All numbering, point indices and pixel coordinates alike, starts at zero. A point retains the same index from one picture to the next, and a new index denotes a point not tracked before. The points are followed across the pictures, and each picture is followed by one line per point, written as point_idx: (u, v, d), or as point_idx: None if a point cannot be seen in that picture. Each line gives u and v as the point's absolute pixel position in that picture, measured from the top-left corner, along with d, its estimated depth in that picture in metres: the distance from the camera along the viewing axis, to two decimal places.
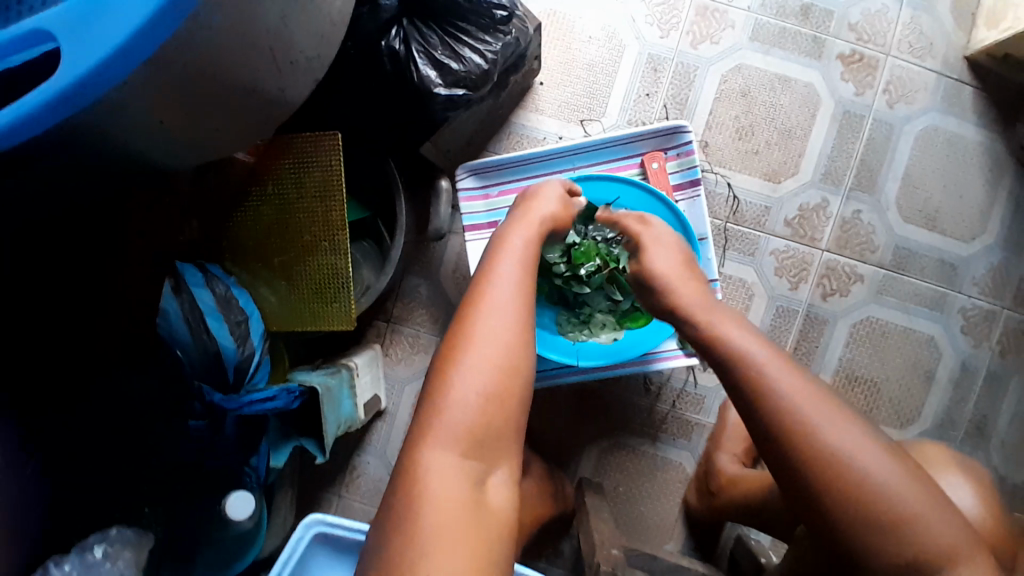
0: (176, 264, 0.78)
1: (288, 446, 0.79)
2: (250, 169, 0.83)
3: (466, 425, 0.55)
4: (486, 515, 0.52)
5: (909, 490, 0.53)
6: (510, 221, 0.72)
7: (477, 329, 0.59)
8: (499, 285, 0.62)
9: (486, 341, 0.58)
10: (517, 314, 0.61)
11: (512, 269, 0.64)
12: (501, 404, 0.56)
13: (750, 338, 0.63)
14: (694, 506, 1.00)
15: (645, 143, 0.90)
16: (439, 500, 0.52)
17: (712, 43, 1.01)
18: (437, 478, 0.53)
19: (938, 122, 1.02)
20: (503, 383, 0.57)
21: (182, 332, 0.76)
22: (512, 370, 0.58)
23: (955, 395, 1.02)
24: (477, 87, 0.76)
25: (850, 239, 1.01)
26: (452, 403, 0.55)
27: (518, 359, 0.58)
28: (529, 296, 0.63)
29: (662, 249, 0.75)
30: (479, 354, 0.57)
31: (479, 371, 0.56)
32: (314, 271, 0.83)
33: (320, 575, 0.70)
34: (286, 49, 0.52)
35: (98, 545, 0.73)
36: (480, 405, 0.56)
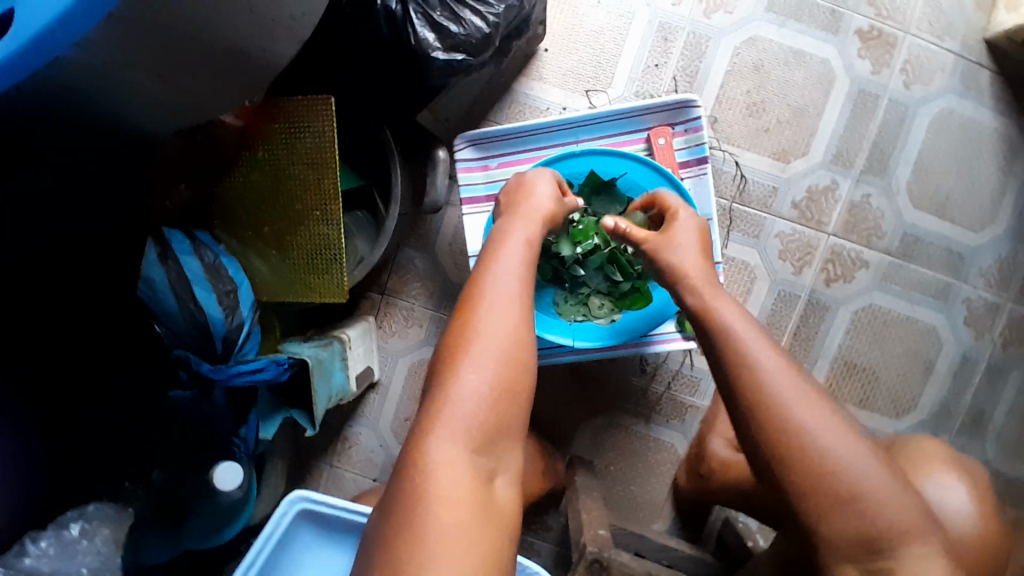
0: (163, 229, 0.76)
1: (277, 418, 0.78)
2: (239, 133, 0.78)
3: (473, 420, 0.54)
4: (492, 512, 0.52)
5: (891, 497, 0.52)
6: (514, 214, 0.71)
7: (482, 324, 0.58)
8: (501, 279, 0.61)
9: (489, 338, 0.57)
10: (520, 308, 0.60)
11: (512, 263, 0.63)
12: (507, 399, 0.56)
13: (753, 334, 0.60)
14: (683, 484, 1.00)
15: (652, 117, 0.86)
16: (448, 496, 0.51)
17: (726, 14, 0.96)
18: (445, 474, 0.52)
19: (955, 105, 0.98)
20: (508, 378, 0.56)
21: (168, 301, 0.74)
22: (517, 364, 0.57)
23: (953, 386, 1.01)
24: (478, 53, 0.72)
25: (858, 224, 0.99)
26: (457, 401, 0.54)
27: (522, 353, 0.57)
28: (532, 291, 0.62)
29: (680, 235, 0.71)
30: (482, 350, 0.56)
31: (484, 367, 0.55)
32: (306, 241, 0.80)
33: (303, 550, 0.69)
34: (270, 6, 0.51)
35: (75, 522, 0.72)
36: (485, 400, 0.55)
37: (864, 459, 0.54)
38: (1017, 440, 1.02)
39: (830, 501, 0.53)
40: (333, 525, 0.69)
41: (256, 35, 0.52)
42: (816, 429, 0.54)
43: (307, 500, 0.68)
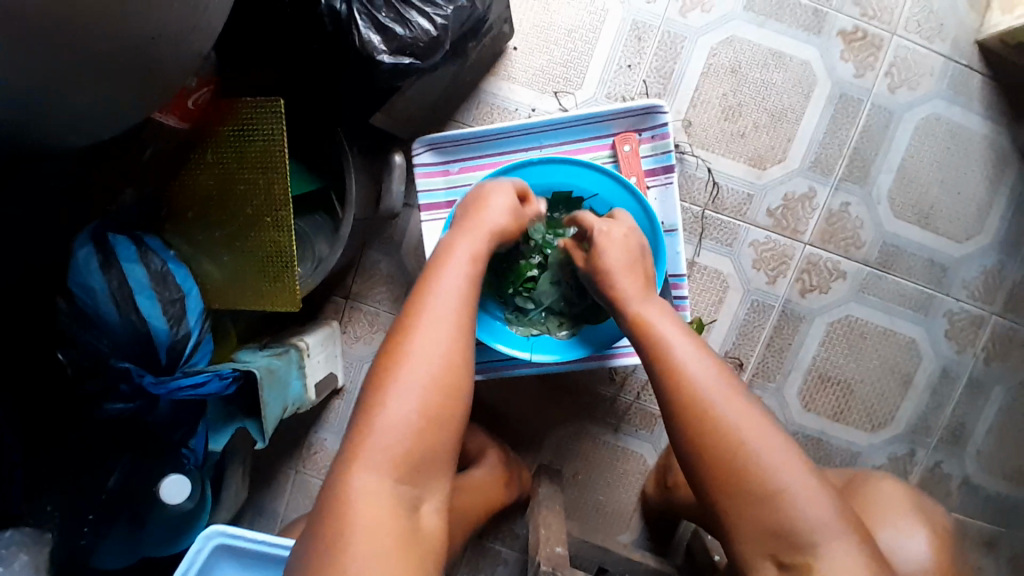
0: (108, 235, 0.74)
1: (229, 428, 0.76)
2: (185, 135, 0.77)
3: (398, 448, 0.52)
4: (417, 541, 0.51)
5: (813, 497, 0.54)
6: (457, 227, 0.68)
7: (413, 346, 0.56)
8: (440, 298, 0.59)
9: (420, 359, 0.55)
10: (456, 331, 0.57)
11: (453, 282, 0.60)
12: (438, 426, 0.54)
13: (693, 353, 0.61)
14: (651, 496, 0.98)
15: (619, 122, 0.83)
16: (370, 532, 0.49)
17: (703, 12, 0.92)
18: (366, 508, 0.50)
19: (942, 110, 0.94)
20: (439, 403, 0.54)
21: (108, 310, 0.72)
22: (451, 385, 0.55)
23: (932, 400, 0.98)
24: (426, 56, 0.68)
25: (836, 233, 0.95)
26: (382, 425, 0.52)
27: (456, 371, 0.56)
28: (471, 311, 0.60)
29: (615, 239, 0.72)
30: (413, 372, 0.54)
31: (414, 391, 0.54)
32: (256, 248, 0.77)
33: None
34: None
35: None
36: (414, 425, 0.53)
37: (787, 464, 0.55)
38: (998, 456, 0.99)
39: (756, 497, 0.55)
40: (258, 560, 0.68)
41: None
42: None
43: (224, 534, 0.66)
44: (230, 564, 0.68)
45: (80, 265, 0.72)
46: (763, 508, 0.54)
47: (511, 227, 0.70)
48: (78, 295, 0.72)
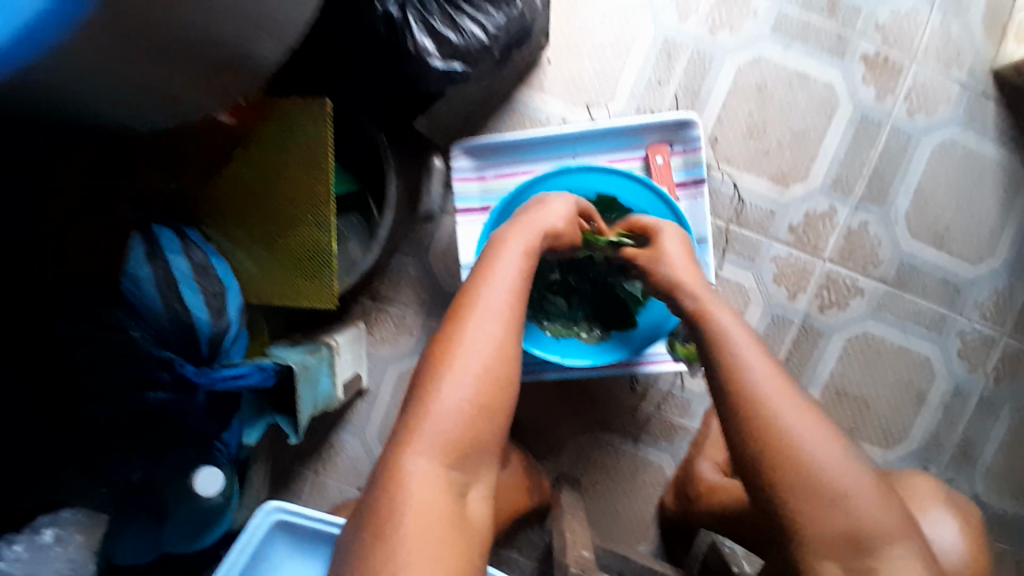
0: (152, 226, 0.75)
1: (260, 423, 0.78)
2: (230, 131, 0.77)
3: (445, 436, 0.54)
4: (462, 524, 0.52)
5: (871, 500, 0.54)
6: (511, 223, 0.69)
7: (467, 336, 0.57)
8: (494, 292, 0.60)
9: (473, 351, 0.56)
10: (507, 328, 0.59)
11: (507, 279, 0.61)
12: (484, 416, 0.55)
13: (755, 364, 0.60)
14: (669, 506, 0.98)
15: (652, 135, 0.86)
16: (418, 515, 0.51)
17: (731, 32, 0.96)
18: (418, 489, 0.52)
19: (957, 136, 0.98)
20: (486, 396, 0.56)
21: (153, 300, 0.73)
22: (498, 379, 0.57)
23: (945, 417, 1.00)
24: (476, 61, 0.72)
25: (855, 250, 0.98)
26: (434, 414, 0.54)
27: (505, 367, 0.57)
28: (522, 308, 0.61)
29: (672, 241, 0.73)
30: (465, 364, 0.56)
31: (465, 383, 0.55)
32: (296, 244, 0.79)
33: (279, 562, 0.69)
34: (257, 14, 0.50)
35: (47, 528, 0.73)
36: (462, 415, 0.54)
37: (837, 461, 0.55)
38: (1008, 475, 1.01)
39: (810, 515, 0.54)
40: (311, 542, 0.69)
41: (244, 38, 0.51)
42: None
43: (282, 511, 0.68)
44: (285, 541, 0.69)
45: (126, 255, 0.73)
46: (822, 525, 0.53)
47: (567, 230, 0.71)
48: (124, 283, 0.73)
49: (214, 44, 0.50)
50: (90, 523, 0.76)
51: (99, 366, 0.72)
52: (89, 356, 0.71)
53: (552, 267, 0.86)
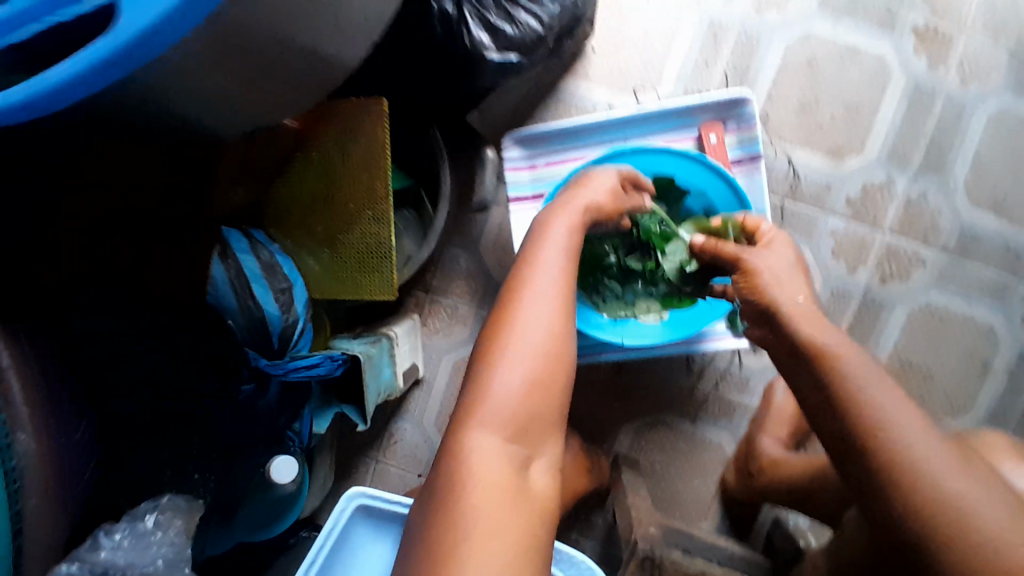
0: (221, 229, 0.79)
1: (329, 413, 0.83)
2: (296, 135, 0.82)
3: (506, 411, 0.54)
4: (525, 498, 0.52)
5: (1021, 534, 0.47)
6: (552, 207, 0.70)
7: (518, 318, 0.57)
8: (540, 274, 0.60)
9: (528, 328, 0.57)
10: (559, 304, 0.59)
11: (553, 256, 0.62)
12: (542, 390, 0.55)
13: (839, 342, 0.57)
14: (732, 485, 0.98)
15: (705, 114, 0.86)
16: (483, 487, 0.52)
17: (778, 12, 0.94)
18: (482, 463, 0.53)
19: (1016, 100, 0.95)
20: (542, 371, 0.56)
21: (228, 300, 0.76)
22: (556, 355, 0.57)
23: (1010, 387, 0.97)
24: (532, 52, 0.73)
25: (913, 222, 0.96)
26: (493, 391, 0.55)
27: (560, 342, 0.57)
28: (570, 288, 0.61)
29: (777, 248, 0.68)
30: (519, 341, 0.56)
31: (519, 362, 0.55)
32: (358, 241, 0.80)
33: (359, 545, 0.72)
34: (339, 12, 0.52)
35: (149, 514, 0.75)
36: (521, 391, 0.55)
37: (974, 494, 0.49)
38: None
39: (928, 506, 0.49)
40: (385, 522, 0.72)
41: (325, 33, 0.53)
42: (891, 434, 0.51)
43: (364, 496, 0.71)
44: (365, 526, 0.72)
45: (201, 259, 0.75)
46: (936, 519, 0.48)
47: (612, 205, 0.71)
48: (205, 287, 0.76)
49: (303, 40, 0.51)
50: (187, 508, 0.78)
51: (123, 361, 0.73)
52: (120, 354, 0.72)
53: (605, 253, 0.86)
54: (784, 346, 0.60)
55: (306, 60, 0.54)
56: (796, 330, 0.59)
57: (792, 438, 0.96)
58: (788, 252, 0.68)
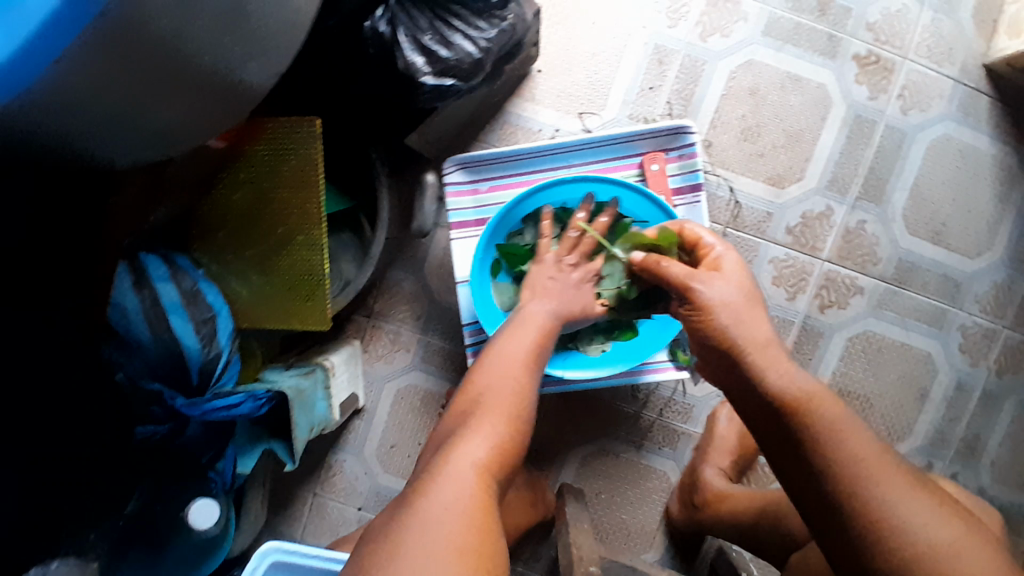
0: (139, 254, 0.72)
1: (257, 449, 0.75)
2: (222, 154, 0.76)
3: (476, 453, 0.56)
4: (490, 537, 0.51)
5: (973, 552, 0.48)
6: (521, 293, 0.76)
7: (488, 381, 0.63)
8: (510, 345, 0.66)
9: (496, 382, 0.62)
10: (526, 368, 0.65)
11: (528, 322, 0.69)
12: (508, 442, 0.58)
13: (789, 373, 0.58)
14: (676, 516, 0.97)
15: (647, 142, 0.85)
16: (449, 515, 0.51)
17: (722, 36, 0.95)
18: (446, 494, 0.52)
19: (952, 131, 0.98)
20: (510, 425, 0.59)
21: (141, 331, 0.71)
22: (522, 413, 0.61)
23: (948, 413, 1.00)
24: (469, 77, 0.69)
25: (853, 250, 0.97)
26: (464, 438, 0.57)
27: (526, 400, 0.62)
28: (536, 359, 0.66)
29: (727, 270, 0.64)
30: (488, 394, 0.61)
31: (490, 420, 0.59)
32: (289, 267, 0.75)
33: None
34: (248, 37, 0.48)
35: None
36: (489, 439, 0.57)
37: (934, 521, 0.49)
38: (1012, 468, 1.01)
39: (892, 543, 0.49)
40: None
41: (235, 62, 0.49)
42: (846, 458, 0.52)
43: (278, 551, 0.67)
44: None
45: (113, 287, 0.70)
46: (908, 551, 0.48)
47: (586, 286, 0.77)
48: (111, 315, 0.71)
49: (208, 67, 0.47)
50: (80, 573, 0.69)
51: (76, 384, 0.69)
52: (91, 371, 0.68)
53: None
54: (748, 393, 0.59)
55: (222, 85, 0.50)
56: (762, 380, 0.58)
57: (734, 466, 0.97)
58: (741, 274, 0.64)
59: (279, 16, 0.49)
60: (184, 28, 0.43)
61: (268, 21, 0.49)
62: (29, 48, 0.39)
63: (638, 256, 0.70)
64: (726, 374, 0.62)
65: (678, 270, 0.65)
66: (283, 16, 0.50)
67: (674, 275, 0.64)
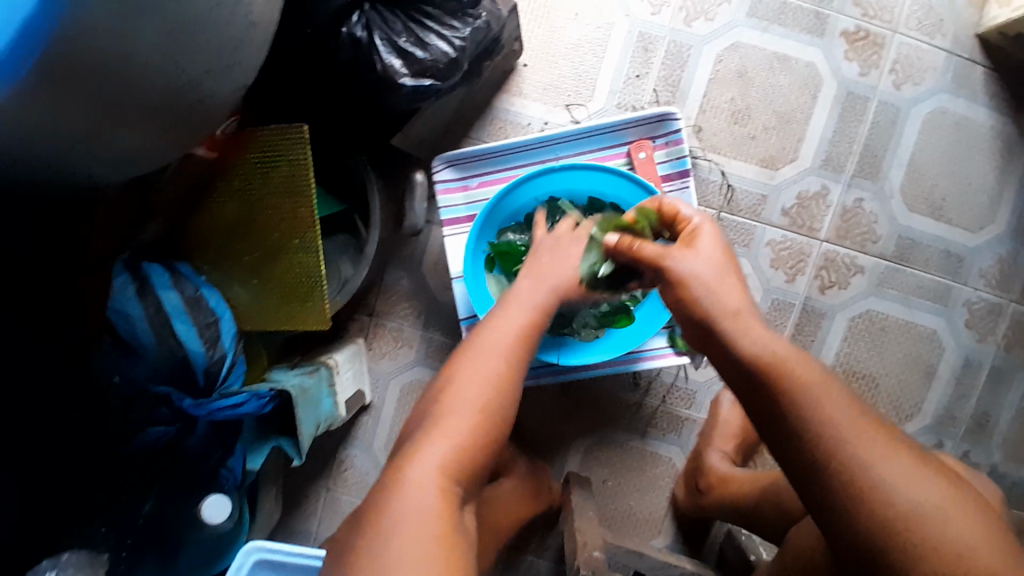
0: (142, 263, 0.76)
1: (264, 447, 0.78)
2: (211, 164, 0.79)
3: (439, 458, 0.55)
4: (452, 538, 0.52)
5: (955, 513, 0.47)
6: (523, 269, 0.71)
7: (464, 372, 0.60)
8: (494, 334, 0.63)
9: (472, 383, 0.59)
10: (508, 369, 0.61)
11: (521, 317, 0.65)
12: (475, 447, 0.57)
13: (761, 336, 0.56)
14: (682, 502, 0.97)
15: (633, 131, 0.85)
16: (415, 522, 0.51)
17: (707, 21, 0.94)
18: (414, 501, 0.52)
19: (948, 103, 0.96)
20: (480, 428, 0.58)
21: (147, 336, 0.74)
22: (494, 418, 0.59)
23: (956, 391, 0.98)
24: (446, 77, 0.71)
25: (850, 229, 0.96)
26: (430, 442, 0.56)
27: (503, 406, 0.60)
28: (522, 350, 0.63)
29: (704, 241, 0.62)
30: (462, 396, 0.59)
31: (458, 416, 0.58)
32: (286, 270, 0.78)
33: None
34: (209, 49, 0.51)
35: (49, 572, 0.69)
36: (455, 445, 0.56)
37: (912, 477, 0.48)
38: None
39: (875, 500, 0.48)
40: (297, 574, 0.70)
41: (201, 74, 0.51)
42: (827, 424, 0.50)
43: (263, 550, 0.69)
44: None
45: (119, 296, 0.73)
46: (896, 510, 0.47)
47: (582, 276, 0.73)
48: (116, 322, 0.74)
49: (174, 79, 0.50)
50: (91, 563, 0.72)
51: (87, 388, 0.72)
52: None
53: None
54: (724, 358, 0.57)
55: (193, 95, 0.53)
56: (736, 347, 0.56)
57: (738, 450, 0.97)
58: (717, 246, 0.61)
59: (236, 28, 0.52)
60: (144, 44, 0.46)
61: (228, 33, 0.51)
62: (31, 24, 0.42)
63: (614, 238, 0.67)
64: (702, 345, 0.60)
65: (650, 248, 0.63)
66: (240, 27, 0.52)
67: (646, 251, 0.63)
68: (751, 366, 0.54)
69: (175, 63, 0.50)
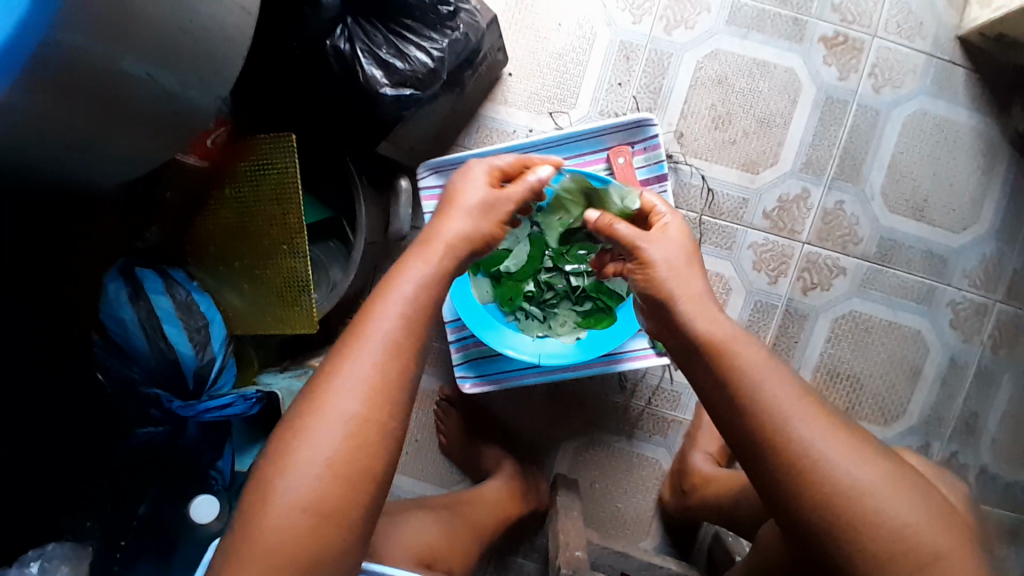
0: (136, 269, 0.78)
1: (253, 450, 0.80)
2: (205, 173, 0.81)
3: (274, 554, 0.49)
4: None
5: (900, 494, 0.49)
6: (405, 255, 0.62)
7: (317, 418, 0.53)
8: (357, 364, 0.54)
9: (323, 440, 0.52)
10: (373, 406, 0.54)
11: (386, 330, 0.56)
12: (329, 530, 0.50)
13: (712, 317, 0.60)
14: (668, 503, 0.99)
15: (612, 137, 0.87)
16: None
17: (687, 29, 0.96)
18: None
19: (928, 106, 0.97)
20: (333, 497, 0.51)
21: (138, 340, 0.76)
22: (356, 478, 0.52)
23: (943, 391, 0.99)
24: (426, 86, 0.73)
25: (833, 231, 0.97)
26: (264, 525, 0.50)
27: (370, 457, 0.52)
28: (391, 380, 0.55)
29: (671, 232, 0.66)
30: (309, 456, 0.51)
31: (307, 479, 0.51)
32: (276, 275, 0.79)
33: None
34: (186, 56, 0.53)
35: (35, 561, 0.75)
36: (304, 523, 0.50)
37: (856, 459, 0.51)
38: (1014, 444, 0.99)
39: (823, 477, 0.50)
40: None
41: (178, 78, 0.54)
42: (771, 405, 0.53)
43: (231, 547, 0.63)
44: None
45: (112, 300, 0.76)
46: (845, 486, 0.49)
47: (484, 228, 0.65)
48: (109, 326, 0.76)
49: (152, 84, 0.53)
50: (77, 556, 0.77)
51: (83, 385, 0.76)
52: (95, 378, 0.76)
53: (544, 252, 0.86)
54: (677, 333, 0.61)
55: (163, 96, 0.55)
56: (688, 324, 0.60)
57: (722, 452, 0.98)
58: (682, 237, 0.66)
59: (211, 41, 0.54)
60: (121, 53, 0.49)
61: (204, 40, 0.54)
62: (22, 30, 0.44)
63: (595, 215, 0.69)
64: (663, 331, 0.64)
65: (624, 231, 0.66)
66: (215, 39, 0.55)
67: (620, 233, 0.66)
68: (701, 338, 0.59)
69: (154, 75, 0.52)
